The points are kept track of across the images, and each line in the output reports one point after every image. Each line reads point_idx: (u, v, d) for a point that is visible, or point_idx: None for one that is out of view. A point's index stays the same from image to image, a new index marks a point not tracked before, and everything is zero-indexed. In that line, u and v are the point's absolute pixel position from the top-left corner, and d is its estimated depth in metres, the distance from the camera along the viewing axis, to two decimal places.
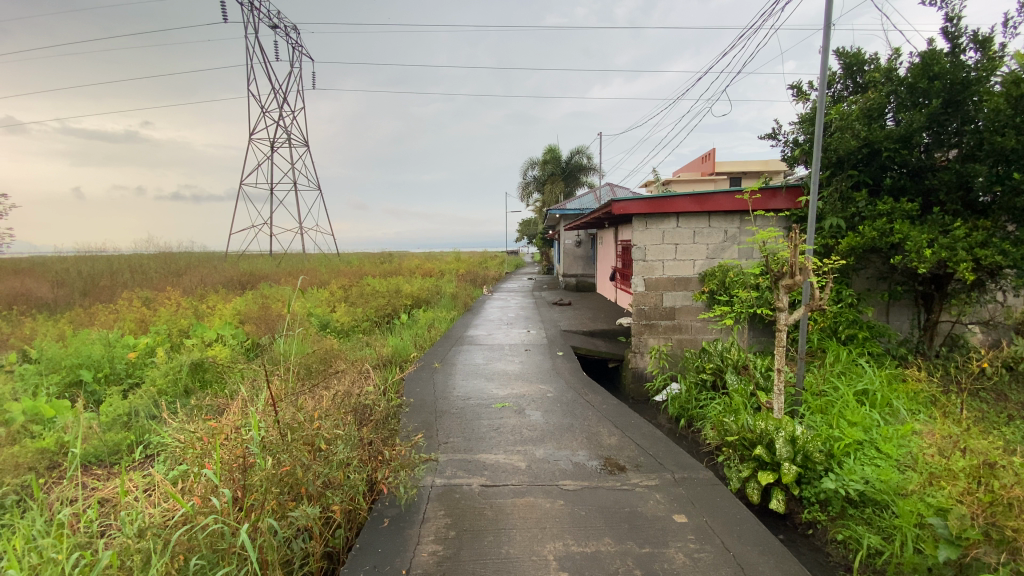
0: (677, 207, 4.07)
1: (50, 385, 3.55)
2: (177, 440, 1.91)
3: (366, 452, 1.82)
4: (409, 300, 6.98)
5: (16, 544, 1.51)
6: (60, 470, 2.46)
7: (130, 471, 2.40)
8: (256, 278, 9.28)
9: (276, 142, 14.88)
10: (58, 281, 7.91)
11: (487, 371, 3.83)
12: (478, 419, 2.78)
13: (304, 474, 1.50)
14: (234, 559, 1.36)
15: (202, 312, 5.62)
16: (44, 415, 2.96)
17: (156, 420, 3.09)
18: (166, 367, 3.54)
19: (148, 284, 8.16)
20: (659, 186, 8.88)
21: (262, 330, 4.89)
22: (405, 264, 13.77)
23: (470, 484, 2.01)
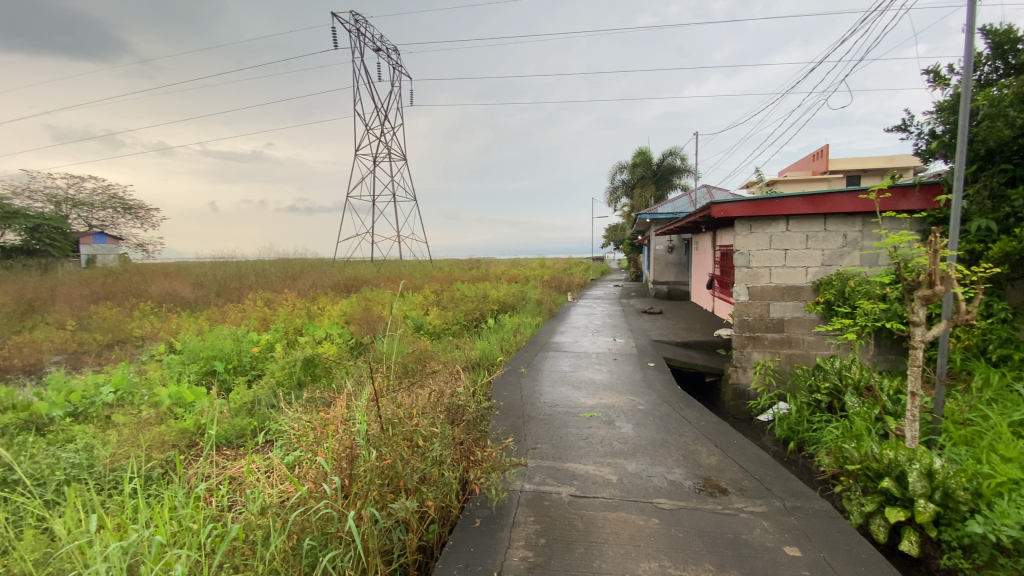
0: (786, 209, 3.75)
1: (190, 373, 4.08)
2: (292, 428, 2.09)
3: (458, 451, 1.86)
4: (496, 306, 7.12)
5: (163, 511, 1.74)
6: (198, 448, 2.81)
7: (252, 453, 2.68)
8: (358, 282, 10.01)
9: (377, 155, 16.02)
10: (198, 284, 9.11)
11: (574, 378, 3.78)
12: (566, 427, 2.74)
13: (403, 468, 1.57)
14: (340, 543, 1.45)
15: (313, 312, 6.17)
16: (185, 399, 3.40)
17: (274, 409, 3.42)
18: (283, 361, 3.92)
19: (269, 287, 9.13)
20: (761, 188, 8.27)
21: (364, 331, 5.24)
22: (493, 269, 14.09)
23: (560, 493, 1.98)
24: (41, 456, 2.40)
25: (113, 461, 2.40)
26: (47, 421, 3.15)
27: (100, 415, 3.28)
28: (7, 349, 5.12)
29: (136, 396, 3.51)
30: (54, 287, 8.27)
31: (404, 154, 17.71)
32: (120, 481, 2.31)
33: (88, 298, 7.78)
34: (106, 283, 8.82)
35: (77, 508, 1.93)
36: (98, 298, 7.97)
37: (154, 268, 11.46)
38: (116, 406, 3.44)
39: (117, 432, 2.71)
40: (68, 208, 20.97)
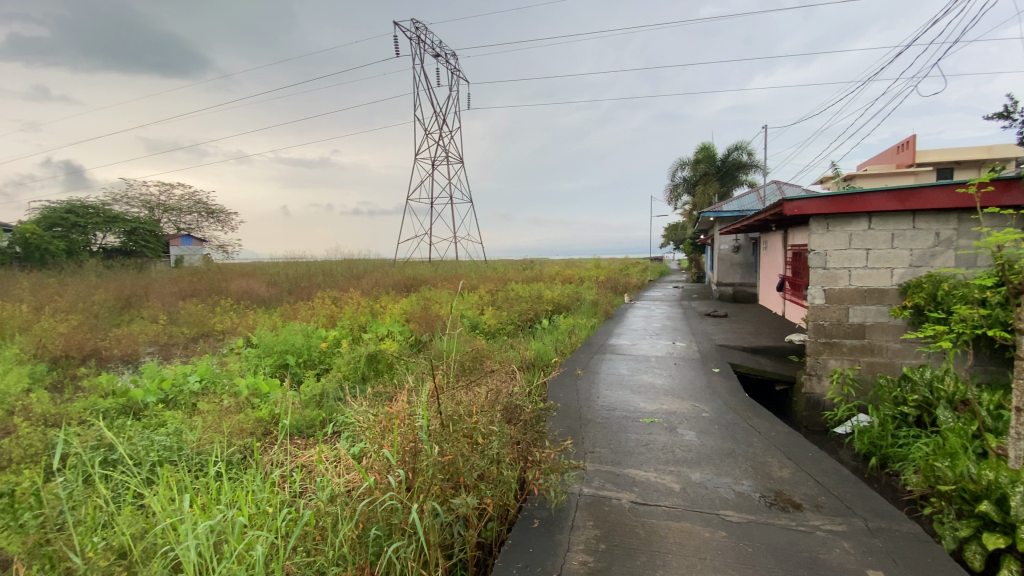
0: (869, 205, 3.49)
1: (265, 366, 4.38)
2: (358, 422, 2.19)
3: (516, 451, 1.87)
4: (551, 306, 7.10)
5: (243, 494, 1.87)
6: (272, 436, 3.00)
7: (321, 443, 2.84)
8: (417, 282, 10.32)
9: (436, 158, 16.47)
10: (272, 282, 9.74)
11: (632, 382, 3.70)
12: (625, 431, 2.69)
13: (463, 465, 1.60)
14: (403, 535, 1.49)
15: (375, 311, 6.41)
16: (260, 390, 3.64)
17: (340, 401, 3.60)
18: (348, 356, 4.11)
19: (335, 286, 9.61)
20: (838, 184, 7.73)
21: (423, 329, 5.38)
22: (548, 270, 14.04)
23: (619, 499, 1.95)
24: (138, 438, 2.65)
25: (199, 445, 2.61)
26: (143, 406, 3.47)
27: (187, 402, 3.57)
28: (110, 339, 5.71)
29: (218, 385, 3.81)
30: (149, 284, 9.13)
31: (461, 157, 18.06)
32: (205, 464, 2.50)
33: (177, 294, 8.53)
34: (193, 281, 9.62)
35: (169, 486, 2.11)
36: (186, 295, 8.71)
37: (233, 267, 12.38)
38: (201, 395, 3.74)
39: (202, 419, 2.94)
40: (161, 213, 23.09)
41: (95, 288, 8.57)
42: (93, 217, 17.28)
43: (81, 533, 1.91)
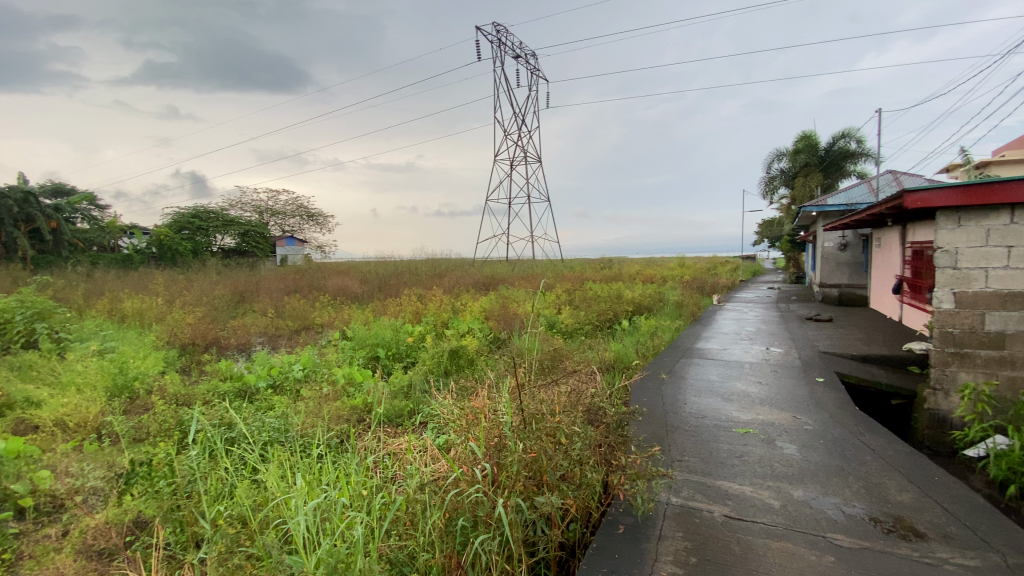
0: (1012, 195, 3.04)
1: (359, 357, 4.70)
2: (445, 415, 2.28)
3: (600, 454, 1.85)
4: (632, 307, 6.90)
5: (342, 476, 2.03)
6: (366, 422, 3.21)
7: (410, 432, 2.99)
8: (496, 280, 10.52)
9: (515, 159, 16.72)
10: (363, 280, 10.42)
11: (722, 389, 3.50)
12: (716, 441, 2.55)
13: (547, 463, 1.62)
14: (489, 528, 1.52)
15: (457, 308, 6.63)
16: (355, 379, 3.91)
17: (426, 392, 3.78)
18: (433, 351, 4.29)
19: (420, 284, 10.07)
20: (969, 171, 6.77)
21: (503, 327, 5.46)
22: (628, 269, 13.69)
23: (710, 511, 1.85)
24: (253, 419, 2.96)
25: (302, 428, 2.86)
26: (256, 390, 3.86)
27: (292, 388, 3.92)
28: (228, 330, 6.42)
29: (318, 373, 4.15)
30: (260, 281, 10.14)
31: (540, 155, 18.16)
32: (308, 446, 2.73)
33: (282, 290, 9.39)
34: (295, 278, 10.55)
35: (278, 465, 2.33)
36: (290, 290, 9.57)
37: (329, 266, 13.41)
38: (303, 381, 4.09)
39: (305, 404, 3.22)
40: (269, 217, 25.59)
41: (216, 284, 9.68)
42: (214, 221, 19.52)
43: (209, 501, 2.18)
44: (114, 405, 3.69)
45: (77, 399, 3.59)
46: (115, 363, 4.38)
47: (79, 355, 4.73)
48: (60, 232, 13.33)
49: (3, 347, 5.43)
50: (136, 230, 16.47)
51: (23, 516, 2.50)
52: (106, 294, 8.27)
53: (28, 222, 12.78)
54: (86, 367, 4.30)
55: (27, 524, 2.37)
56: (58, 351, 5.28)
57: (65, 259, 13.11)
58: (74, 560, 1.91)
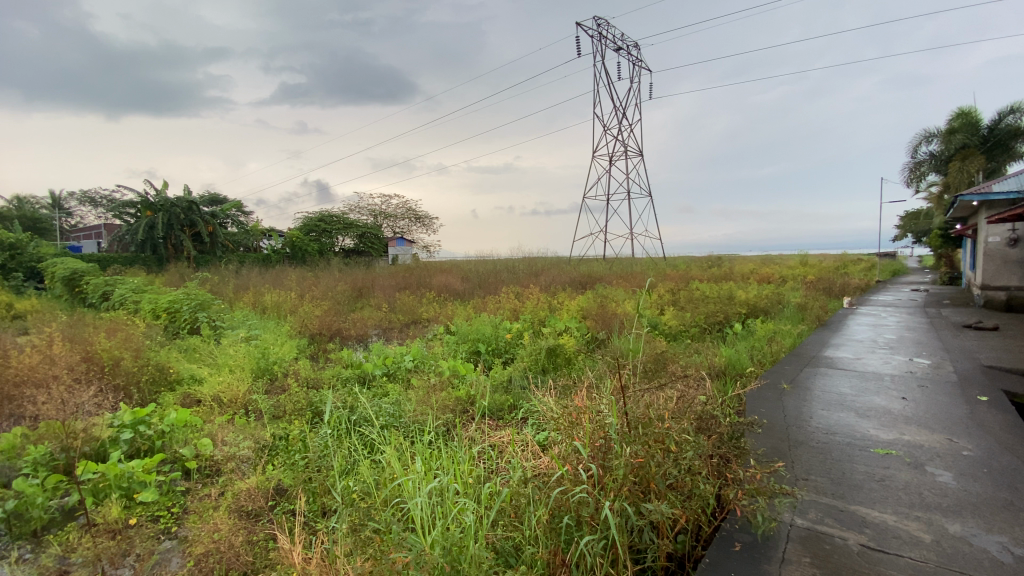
0: None
1: (462, 351, 4.91)
2: (548, 412, 2.30)
3: (712, 465, 1.74)
4: (744, 308, 6.41)
5: (451, 464, 2.13)
6: (469, 414, 3.34)
7: (511, 426, 3.05)
8: (594, 278, 10.40)
9: (614, 155, 16.41)
10: (465, 278, 10.89)
11: (855, 403, 3.12)
12: (850, 461, 2.28)
13: (655, 470, 1.56)
14: (594, 529, 1.51)
15: (555, 305, 6.65)
16: (458, 372, 4.09)
17: (525, 388, 3.84)
18: (532, 348, 4.35)
19: (519, 282, 10.26)
20: None
21: (601, 326, 5.37)
22: (738, 267, 12.74)
23: (844, 538, 1.66)
24: (370, 404, 3.22)
25: (413, 415, 3.05)
26: (372, 377, 4.21)
27: (403, 377, 4.21)
28: (348, 322, 7.07)
29: (426, 365, 4.41)
30: (374, 278, 11.03)
31: (642, 150, 17.57)
32: (418, 431, 2.91)
33: (393, 286, 10.12)
34: (405, 276, 11.30)
35: (393, 449, 2.51)
36: (400, 287, 10.28)
37: (435, 264, 14.17)
38: (413, 371, 4.37)
39: (415, 393, 3.44)
40: (381, 219, 27.75)
41: (337, 280, 10.71)
42: (336, 224, 21.63)
43: (335, 477, 2.41)
44: (258, 385, 4.24)
45: (230, 378, 4.18)
46: (259, 349, 5.03)
47: (231, 341, 5.50)
48: (216, 235, 15.64)
49: (176, 332, 6.51)
50: (273, 232, 18.77)
51: (190, 475, 2.96)
52: (252, 288, 9.54)
53: (192, 227, 15.16)
54: (236, 351, 4.99)
55: (193, 482, 2.82)
56: (215, 336, 6.20)
57: (220, 258, 15.33)
58: (229, 517, 2.22)
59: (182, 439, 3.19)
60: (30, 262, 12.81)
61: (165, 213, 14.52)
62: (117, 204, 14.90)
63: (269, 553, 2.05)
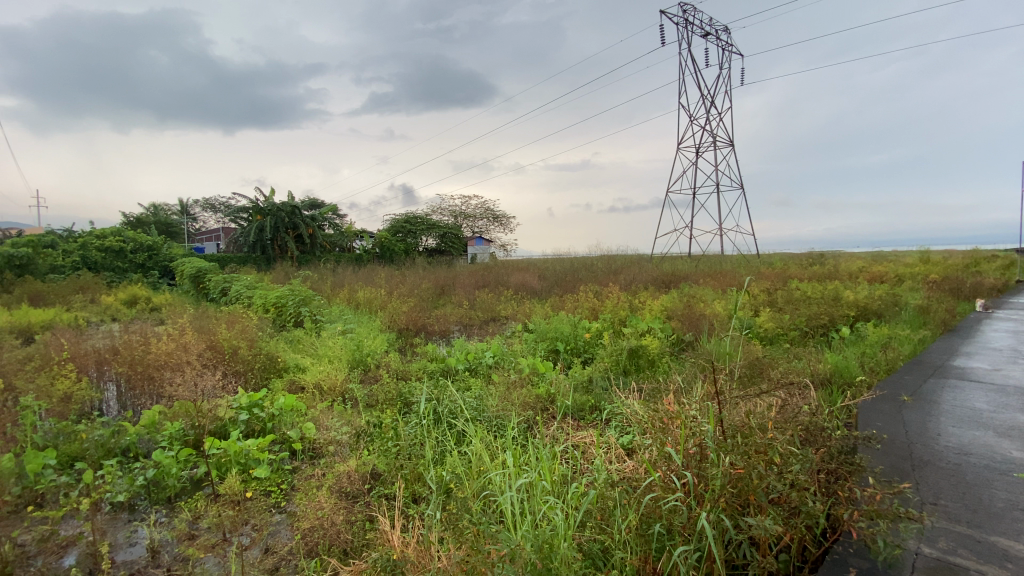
0: None
1: (541, 349, 4.93)
2: (636, 415, 2.25)
3: (821, 483, 1.61)
4: (853, 311, 5.79)
5: (536, 460, 2.16)
6: (550, 412, 3.32)
7: (593, 426, 3.01)
8: (679, 277, 9.95)
9: (698, 148, 15.66)
10: (543, 276, 10.91)
11: (996, 421, 2.70)
12: (989, 486, 1.98)
13: (756, 483, 1.48)
14: (687, 538, 1.47)
15: (637, 305, 6.44)
16: (538, 370, 4.09)
17: (606, 388, 3.76)
18: (613, 348, 4.25)
19: (597, 280, 10.10)
20: None
21: (688, 328, 5.12)
22: (842, 265, 11.58)
23: (982, 573, 1.45)
24: (455, 398, 3.33)
25: (495, 410, 3.10)
26: (455, 372, 4.35)
27: (484, 373, 4.30)
28: (432, 319, 7.37)
29: (506, 362, 4.47)
30: (456, 277, 11.40)
31: (731, 139, 16.51)
32: (501, 426, 2.97)
33: (472, 284, 10.38)
34: (484, 274, 11.53)
35: (479, 442, 2.59)
36: (479, 285, 10.54)
37: (514, 262, 14.34)
38: (494, 368, 4.45)
39: (497, 389, 3.51)
40: (461, 220, 28.68)
41: (421, 278, 11.19)
42: (420, 224, 22.66)
43: (424, 466, 2.54)
44: (353, 375, 4.55)
45: (329, 368, 4.52)
46: (353, 341, 5.41)
47: (329, 334, 5.96)
48: (315, 237, 17.00)
49: (283, 324, 7.17)
50: (364, 233, 20.04)
51: (296, 456, 3.25)
52: (346, 285, 10.26)
53: (295, 229, 16.60)
54: (334, 343, 5.41)
55: (299, 462, 3.09)
56: (316, 329, 6.75)
57: (318, 258, 16.68)
58: (330, 496, 2.39)
59: (289, 421, 3.51)
60: (164, 262, 14.73)
61: (272, 217, 16.05)
62: (233, 209, 16.70)
63: (366, 533, 2.19)
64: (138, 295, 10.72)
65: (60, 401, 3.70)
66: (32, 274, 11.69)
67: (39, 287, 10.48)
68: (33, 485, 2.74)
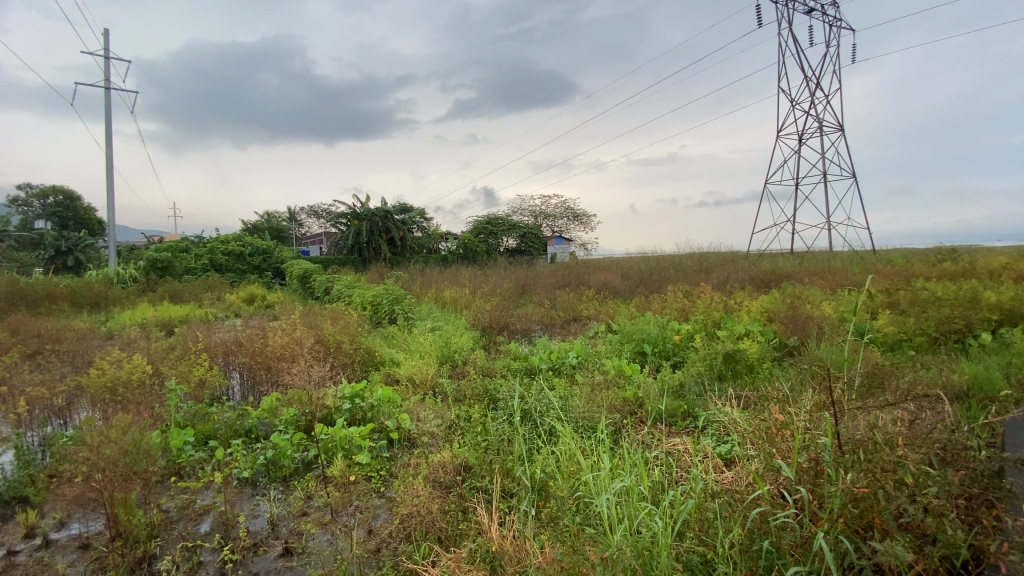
0: None
1: (627, 351, 4.81)
2: (737, 425, 2.14)
3: (963, 510, 1.43)
4: (998, 314, 4.99)
5: (629, 465, 2.13)
6: (640, 416, 3.21)
7: (686, 432, 2.89)
8: (778, 276, 9.20)
9: (801, 134, 14.39)
10: (627, 276, 10.64)
11: None
12: None
13: (883, 505, 1.35)
14: (800, 560, 1.39)
15: (731, 306, 6.05)
16: (624, 372, 3.98)
17: (698, 393, 3.58)
18: (706, 353, 4.05)
19: (686, 279, 9.65)
20: None
21: (792, 331, 4.72)
22: (981, 262, 10.05)
23: None
24: (541, 397, 3.36)
25: (582, 411, 3.08)
26: (540, 371, 4.36)
27: (568, 373, 4.28)
28: (515, 318, 7.48)
29: (591, 363, 4.41)
30: (538, 276, 11.48)
31: (841, 123, 14.95)
32: (589, 428, 2.95)
33: (554, 284, 10.38)
34: (566, 274, 11.50)
35: (568, 443, 2.60)
36: (560, 284, 10.53)
37: (597, 262, 14.13)
38: (578, 368, 4.41)
39: (584, 390, 3.48)
40: (542, 220, 28.92)
41: (504, 278, 11.38)
42: (502, 226, 23.11)
43: (513, 462, 2.60)
44: (442, 370, 4.74)
45: (420, 363, 4.76)
46: (442, 338, 5.65)
47: (419, 331, 6.28)
48: (405, 239, 17.93)
49: (378, 321, 7.67)
50: (450, 234, 20.79)
51: (393, 445, 3.46)
52: (434, 285, 10.70)
53: (387, 233, 17.64)
54: (424, 340, 5.69)
55: (395, 452, 3.28)
56: (407, 325, 7.14)
57: (408, 259, 17.62)
58: (426, 485, 2.52)
59: (386, 412, 3.74)
60: (276, 263, 16.34)
61: (367, 221, 17.23)
62: (333, 215, 18.11)
63: (460, 523, 2.28)
64: (255, 293, 12.02)
65: (196, 386, 4.26)
66: (171, 275, 13.64)
67: (178, 286, 12.12)
68: (177, 458, 3.17)
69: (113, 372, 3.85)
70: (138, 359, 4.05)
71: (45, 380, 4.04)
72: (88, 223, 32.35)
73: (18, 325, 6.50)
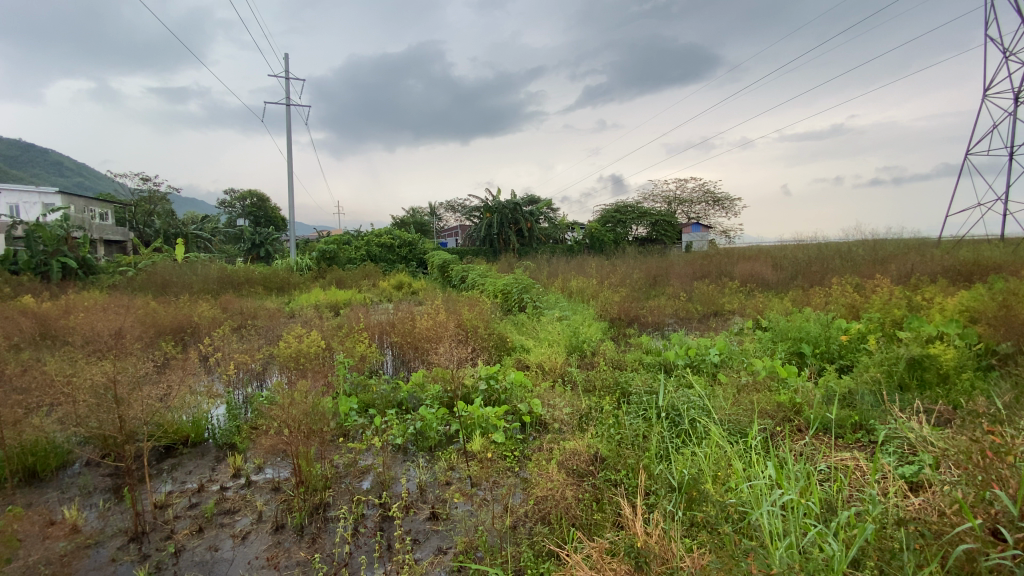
0: None
1: (781, 350, 4.35)
2: (932, 444, 1.82)
3: None
4: None
5: (789, 479, 1.93)
6: (798, 424, 2.89)
7: (856, 447, 2.53)
8: (987, 267, 7.45)
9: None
10: (779, 267, 9.55)
11: None
12: None
13: None
14: None
15: (917, 303, 5.08)
16: (777, 373, 3.59)
17: (872, 404, 3.10)
18: (883, 356, 3.46)
19: (855, 271, 8.34)
20: None
21: (1004, 335, 3.82)
22: None
23: None
24: (680, 394, 3.19)
25: (727, 412, 2.86)
26: (675, 367, 4.15)
27: (708, 372, 3.99)
28: (648, 310, 7.20)
29: (736, 361, 4.06)
30: (672, 266, 10.87)
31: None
32: (737, 431, 2.73)
33: (690, 275, 9.74)
34: (705, 264, 10.70)
35: (713, 445, 2.45)
36: (698, 275, 9.86)
37: (741, 251, 12.90)
38: (720, 366, 4.08)
39: (730, 390, 3.22)
40: (677, 207, 27.35)
41: (636, 269, 10.99)
42: (633, 213, 22.33)
43: (650, 459, 2.54)
44: (572, 360, 4.77)
45: (550, 351, 4.85)
46: (572, 328, 5.67)
47: (549, 319, 6.39)
48: (533, 230, 18.38)
49: (509, 309, 7.98)
50: (579, 225, 20.73)
51: (527, 429, 3.58)
52: (562, 275, 10.77)
53: (517, 224, 18.17)
54: (554, 329, 5.76)
55: (528, 435, 3.40)
56: (537, 313, 7.31)
57: (537, 250, 18.01)
58: (561, 471, 2.56)
59: (519, 396, 3.88)
60: (420, 254, 17.86)
61: (499, 214, 17.92)
62: (469, 209, 19.19)
63: (595, 512, 2.30)
64: (403, 281, 13.30)
65: (359, 360, 4.88)
66: (336, 264, 15.79)
67: (341, 274, 13.95)
68: (345, 422, 3.67)
69: (296, 346, 4.59)
70: (314, 336, 4.76)
71: (248, 349, 4.97)
72: (275, 221, 38.78)
73: (228, 305, 8.06)
